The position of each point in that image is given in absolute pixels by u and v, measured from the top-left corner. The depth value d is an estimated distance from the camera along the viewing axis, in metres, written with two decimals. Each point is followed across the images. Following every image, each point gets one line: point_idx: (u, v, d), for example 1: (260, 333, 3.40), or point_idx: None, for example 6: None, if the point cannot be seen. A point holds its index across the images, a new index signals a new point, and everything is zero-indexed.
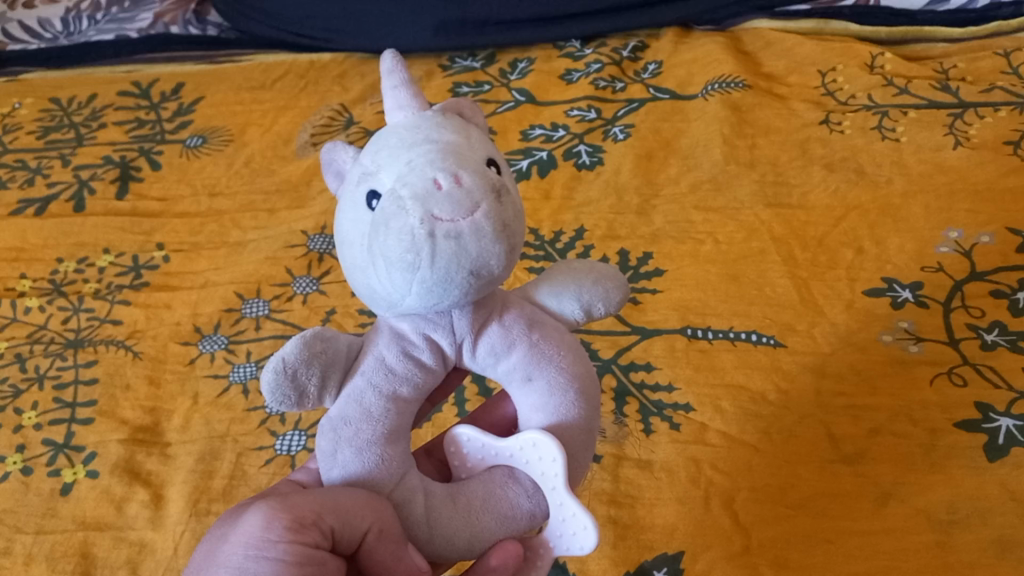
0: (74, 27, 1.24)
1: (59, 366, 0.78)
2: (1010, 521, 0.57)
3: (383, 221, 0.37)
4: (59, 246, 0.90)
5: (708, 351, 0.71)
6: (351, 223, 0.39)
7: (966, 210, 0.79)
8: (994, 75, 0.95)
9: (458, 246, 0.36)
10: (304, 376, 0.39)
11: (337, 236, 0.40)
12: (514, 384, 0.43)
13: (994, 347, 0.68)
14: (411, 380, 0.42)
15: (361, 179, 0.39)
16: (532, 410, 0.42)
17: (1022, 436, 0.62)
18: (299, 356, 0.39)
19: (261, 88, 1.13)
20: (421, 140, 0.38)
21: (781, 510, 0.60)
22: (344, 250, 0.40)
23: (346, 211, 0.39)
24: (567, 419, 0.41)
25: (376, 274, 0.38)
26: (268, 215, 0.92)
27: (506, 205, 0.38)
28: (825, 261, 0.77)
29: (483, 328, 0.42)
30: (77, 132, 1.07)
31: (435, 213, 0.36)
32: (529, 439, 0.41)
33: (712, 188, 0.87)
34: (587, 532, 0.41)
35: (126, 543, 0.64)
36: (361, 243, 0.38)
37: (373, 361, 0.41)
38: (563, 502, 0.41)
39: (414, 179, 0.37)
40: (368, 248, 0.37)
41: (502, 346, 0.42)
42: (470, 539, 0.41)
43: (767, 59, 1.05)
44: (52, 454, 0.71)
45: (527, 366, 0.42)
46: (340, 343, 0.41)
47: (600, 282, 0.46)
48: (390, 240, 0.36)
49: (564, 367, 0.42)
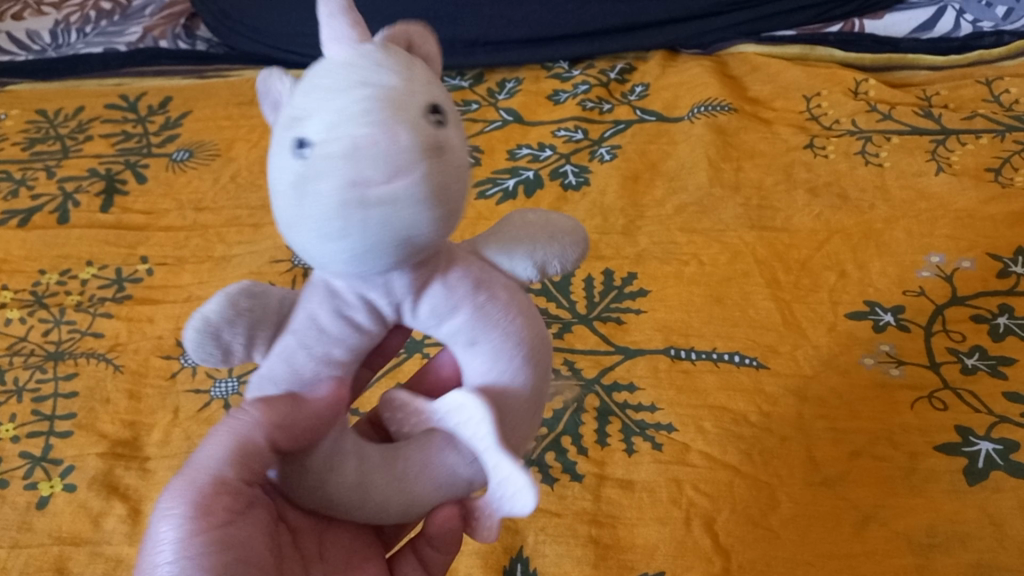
0: (62, 40, 1.26)
1: (38, 379, 0.77)
2: (988, 545, 0.57)
3: (308, 178, 0.33)
4: (42, 258, 0.90)
5: (691, 372, 0.72)
6: (277, 171, 0.35)
7: (947, 235, 0.80)
8: (975, 102, 0.97)
9: (391, 212, 0.33)
10: (228, 335, 0.39)
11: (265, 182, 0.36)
12: (457, 346, 0.41)
13: (975, 371, 0.69)
14: (345, 342, 0.40)
15: (288, 121, 0.35)
16: (475, 376, 0.40)
17: (1002, 460, 0.62)
18: (222, 315, 0.39)
19: (250, 104, 1.13)
20: (355, 83, 0.34)
21: (760, 532, 0.60)
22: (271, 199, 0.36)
23: (274, 155, 0.35)
24: (508, 386, 0.40)
25: (293, 230, 0.34)
26: (253, 231, 0.92)
27: (436, 160, 0.34)
28: (809, 283, 0.78)
29: (425, 288, 0.39)
30: (63, 145, 1.07)
31: (365, 175, 0.32)
32: (458, 402, 0.40)
33: (697, 210, 0.87)
34: (524, 493, 0.41)
35: (102, 558, 0.63)
36: (285, 196, 0.34)
37: (304, 319, 0.39)
38: (497, 462, 0.40)
39: (345, 134, 0.33)
40: (290, 204, 0.34)
41: (443, 308, 0.40)
42: (403, 505, 0.42)
43: (753, 84, 1.05)
44: (30, 467, 0.70)
45: (471, 330, 0.40)
46: (269, 299, 0.41)
47: (556, 238, 0.43)
48: (314, 203, 0.33)
49: (505, 334, 0.40)
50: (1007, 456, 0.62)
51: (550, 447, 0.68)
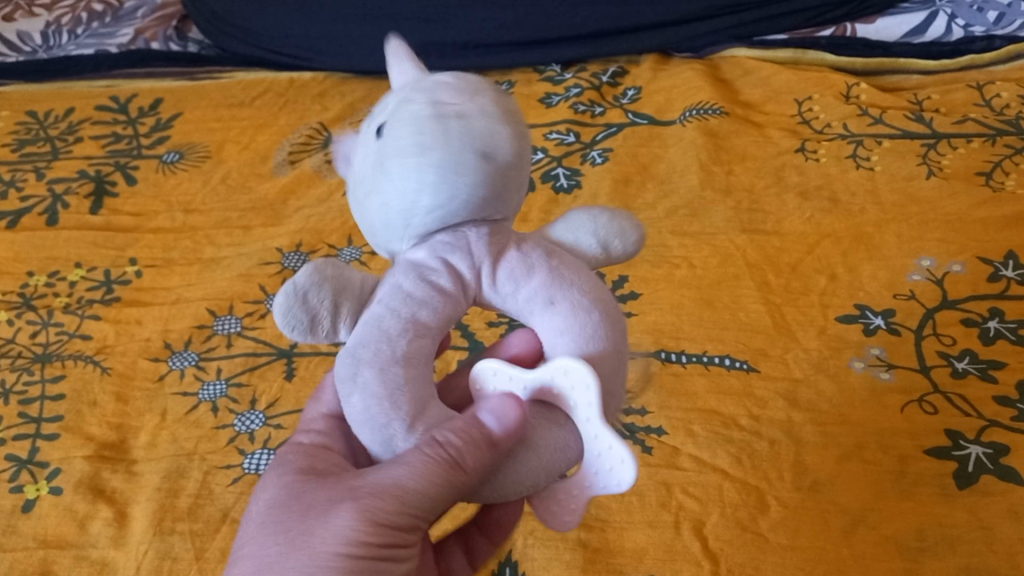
0: (53, 41, 1.26)
1: (25, 381, 0.77)
2: (977, 549, 0.57)
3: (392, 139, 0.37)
4: (31, 261, 0.89)
5: (681, 375, 0.71)
6: (363, 160, 0.39)
7: (937, 239, 0.80)
8: (966, 107, 0.97)
9: (465, 127, 0.37)
10: (314, 299, 0.37)
11: (357, 183, 0.40)
12: (533, 313, 0.38)
13: (964, 375, 0.69)
14: (431, 305, 0.37)
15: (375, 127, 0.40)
16: (556, 335, 0.37)
17: (991, 464, 0.62)
18: (309, 279, 0.37)
19: (240, 106, 1.13)
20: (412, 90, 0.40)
21: (748, 536, 0.60)
22: (362, 195, 0.39)
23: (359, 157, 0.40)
24: (594, 344, 0.37)
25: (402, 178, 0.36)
26: (243, 232, 0.91)
27: (503, 154, 0.37)
28: (800, 287, 0.78)
29: (501, 254, 0.38)
30: (53, 146, 1.07)
31: (442, 103, 0.38)
32: (561, 366, 0.36)
33: (688, 214, 0.87)
34: (626, 467, 0.36)
35: (88, 561, 0.63)
36: (371, 173, 0.38)
37: (391, 288, 0.38)
38: (598, 434, 0.36)
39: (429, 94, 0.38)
40: (375, 170, 0.37)
41: (521, 271, 0.38)
42: (560, 445, 0.37)
43: (745, 87, 1.05)
44: (16, 470, 0.69)
45: (548, 290, 0.38)
46: (352, 275, 0.39)
47: (615, 219, 0.42)
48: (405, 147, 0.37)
49: (586, 287, 0.38)
50: (997, 461, 0.62)
51: None
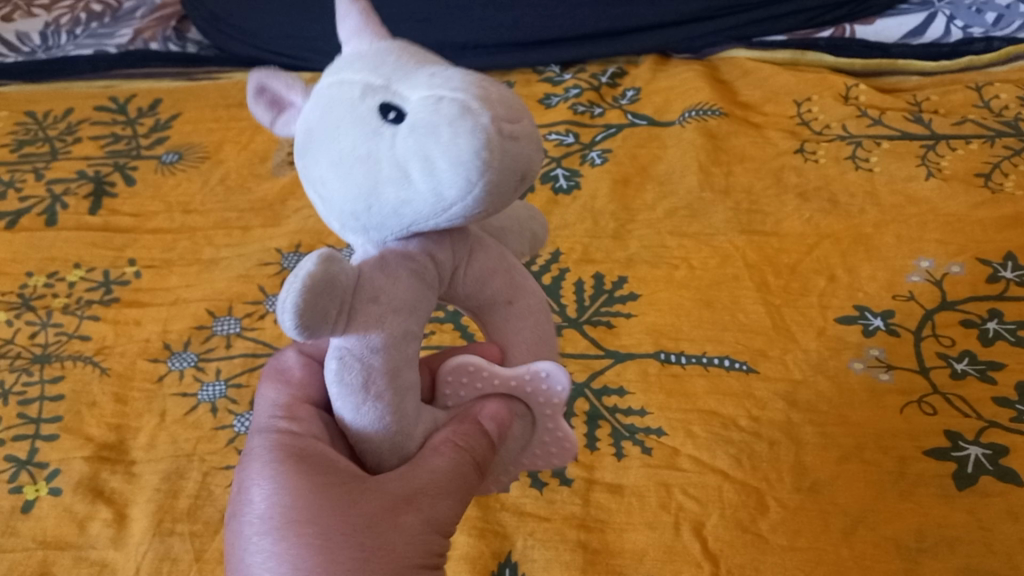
0: (52, 41, 1.26)
1: (24, 382, 0.77)
2: (976, 550, 0.57)
3: (430, 131, 0.34)
4: (29, 261, 0.89)
5: (680, 376, 0.71)
6: (359, 140, 0.35)
7: (937, 240, 0.80)
8: (965, 108, 0.97)
9: (517, 147, 0.35)
10: (328, 296, 0.34)
11: (337, 155, 0.36)
12: (495, 309, 0.43)
13: (964, 376, 0.69)
14: (420, 306, 0.39)
15: (368, 94, 0.36)
16: (519, 335, 0.43)
17: (991, 465, 0.62)
18: (323, 273, 0.34)
19: (239, 106, 1.12)
20: (422, 71, 0.36)
21: (748, 537, 0.60)
22: (350, 167, 0.35)
23: (347, 129, 0.36)
24: (546, 342, 0.44)
25: (442, 189, 0.34)
26: (242, 233, 0.91)
27: (530, 177, 0.37)
28: (799, 288, 0.78)
29: (471, 255, 0.42)
30: (51, 146, 1.07)
31: (497, 111, 0.35)
32: (543, 370, 0.42)
33: (687, 214, 0.87)
34: (569, 448, 0.47)
35: (87, 562, 0.63)
36: (382, 163, 0.35)
37: (388, 285, 0.37)
38: (556, 424, 0.46)
39: (467, 87, 0.35)
40: (398, 163, 0.34)
41: (490, 272, 0.42)
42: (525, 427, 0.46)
43: (744, 88, 1.05)
44: (15, 470, 0.69)
45: (511, 290, 0.43)
46: (345, 266, 0.36)
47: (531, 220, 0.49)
48: (446, 145, 0.33)
49: (534, 289, 0.44)
50: (996, 462, 0.62)
51: None
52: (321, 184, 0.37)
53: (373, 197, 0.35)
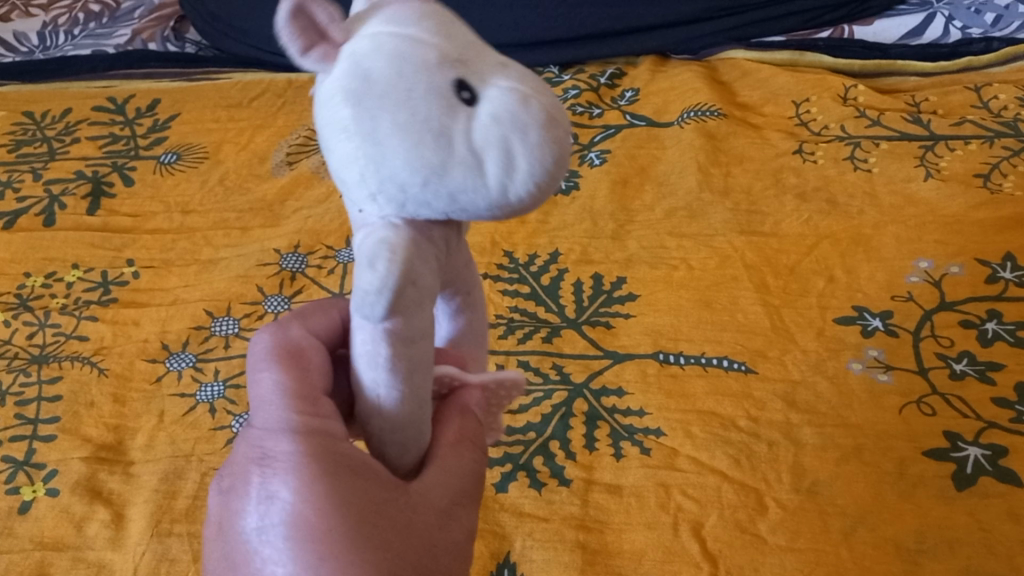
0: (50, 42, 1.26)
1: (22, 382, 0.76)
2: (977, 551, 0.57)
3: (515, 125, 0.34)
4: (27, 261, 0.89)
5: (679, 377, 0.71)
6: (435, 113, 0.33)
7: (936, 241, 0.80)
8: (964, 109, 0.97)
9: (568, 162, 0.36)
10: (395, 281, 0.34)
11: (404, 120, 0.33)
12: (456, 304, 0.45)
13: (963, 377, 0.69)
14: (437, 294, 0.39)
15: (439, 66, 0.34)
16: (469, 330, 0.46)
17: (990, 466, 0.62)
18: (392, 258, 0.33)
19: (238, 106, 1.12)
20: (492, 64, 0.36)
21: (748, 537, 0.59)
22: (418, 135, 0.33)
23: (420, 94, 0.33)
24: (484, 339, 0.48)
25: (512, 184, 0.34)
26: (241, 233, 0.91)
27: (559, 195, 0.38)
28: (798, 289, 0.78)
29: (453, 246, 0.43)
30: (50, 146, 1.07)
31: (562, 125, 0.36)
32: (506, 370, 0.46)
33: (687, 215, 0.87)
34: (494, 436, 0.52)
35: (85, 564, 0.63)
36: (459, 142, 0.33)
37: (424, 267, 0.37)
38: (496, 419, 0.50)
39: (537, 92, 0.36)
40: (474, 148, 0.33)
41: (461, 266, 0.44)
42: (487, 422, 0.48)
43: (743, 89, 1.05)
44: (12, 471, 0.69)
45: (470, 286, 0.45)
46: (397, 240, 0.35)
47: None
48: (529, 144, 0.34)
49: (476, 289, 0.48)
50: (996, 462, 0.62)
51: (538, 452, 0.67)
52: (371, 140, 0.33)
53: (436, 172, 0.33)
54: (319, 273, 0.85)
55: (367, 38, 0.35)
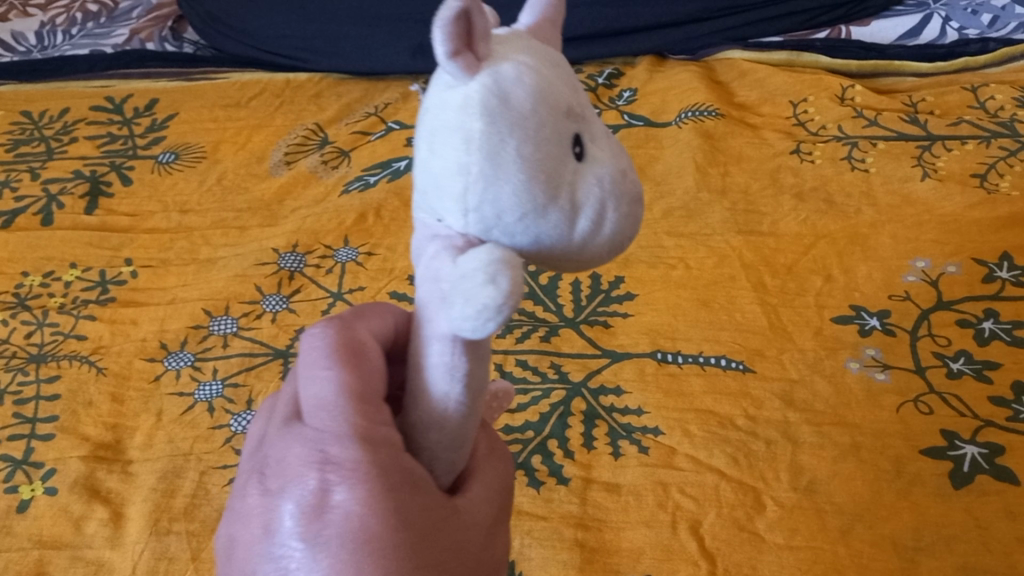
0: (48, 42, 1.26)
1: (20, 381, 0.76)
2: (974, 549, 0.57)
3: (615, 193, 0.34)
4: (25, 261, 0.89)
5: (677, 375, 0.71)
6: (554, 157, 0.32)
7: (933, 240, 0.80)
8: (961, 109, 0.97)
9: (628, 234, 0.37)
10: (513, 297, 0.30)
11: (528, 153, 0.31)
12: None
13: (960, 375, 0.69)
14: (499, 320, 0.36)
15: (566, 113, 0.33)
16: None
17: (987, 464, 0.62)
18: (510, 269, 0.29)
19: (236, 106, 1.12)
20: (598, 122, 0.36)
21: (746, 535, 0.60)
22: (535, 172, 0.31)
23: (544, 132, 0.32)
24: None
25: (591, 239, 0.33)
26: (239, 233, 0.91)
27: None
28: (795, 288, 0.78)
29: None
30: (47, 146, 1.07)
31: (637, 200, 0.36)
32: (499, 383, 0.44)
33: (684, 214, 0.87)
34: None
35: (83, 562, 0.63)
36: (567, 193, 0.32)
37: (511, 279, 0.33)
38: None
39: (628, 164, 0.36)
40: (580, 203, 0.33)
41: None
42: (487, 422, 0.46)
43: (740, 89, 1.05)
44: (10, 470, 0.69)
45: None
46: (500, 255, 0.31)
47: None
48: (621, 217, 0.34)
49: None
50: (993, 461, 0.63)
51: (537, 449, 0.67)
52: (490, 161, 0.31)
53: (538, 215, 0.32)
54: (318, 273, 0.85)
55: (507, 60, 0.33)
